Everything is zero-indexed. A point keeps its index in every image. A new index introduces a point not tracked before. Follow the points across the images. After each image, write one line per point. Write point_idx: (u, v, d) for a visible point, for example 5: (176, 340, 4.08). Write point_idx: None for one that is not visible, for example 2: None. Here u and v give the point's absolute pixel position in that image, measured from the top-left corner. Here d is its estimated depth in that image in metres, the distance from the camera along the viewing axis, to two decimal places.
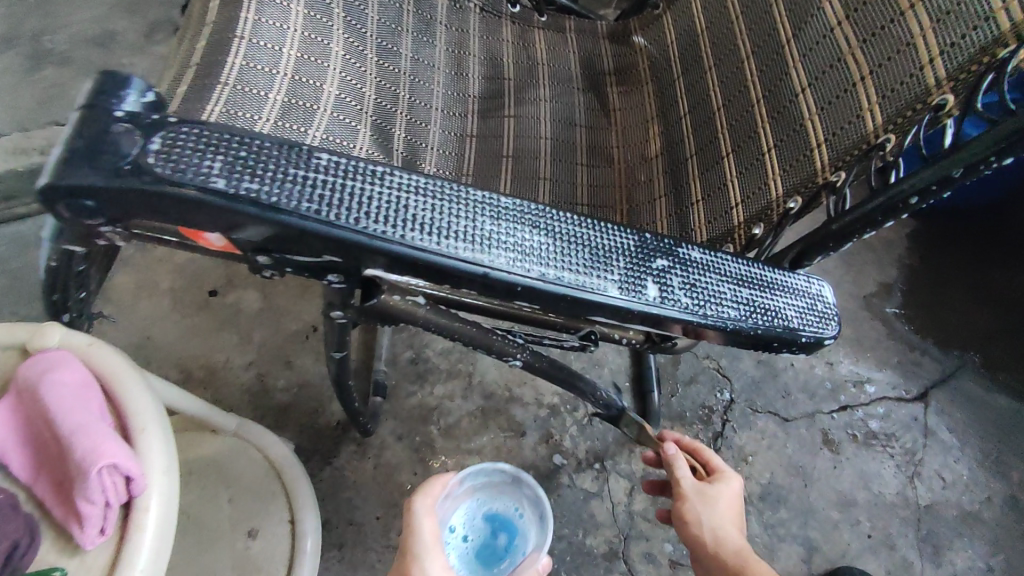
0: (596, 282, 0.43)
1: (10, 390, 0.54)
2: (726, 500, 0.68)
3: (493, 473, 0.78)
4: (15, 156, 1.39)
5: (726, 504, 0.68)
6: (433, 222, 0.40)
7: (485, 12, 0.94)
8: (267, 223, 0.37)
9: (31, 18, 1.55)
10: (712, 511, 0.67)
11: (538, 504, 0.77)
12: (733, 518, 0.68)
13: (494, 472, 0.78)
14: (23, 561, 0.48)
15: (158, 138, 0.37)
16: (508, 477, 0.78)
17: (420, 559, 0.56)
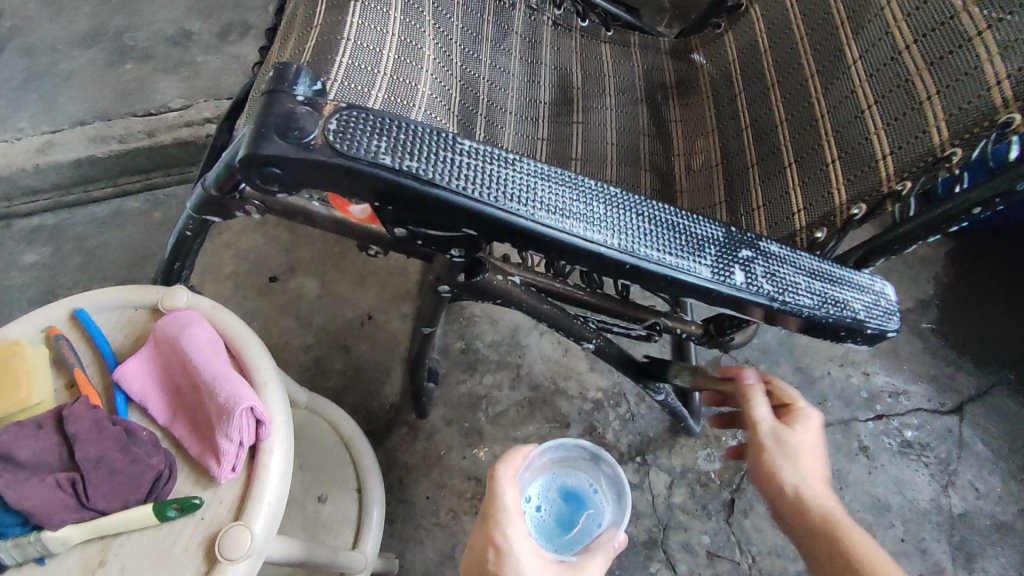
0: (692, 265, 0.49)
1: (149, 342, 0.61)
2: (808, 440, 0.65)
3: (575, 449, 0.84)
4: (97, 143, 1.49)
5: (810, 444, 0.65)
6: (557, 205, 0.46)
7: (557, 26, 1.00)
8: (423, 196, 0.43)
9: (116, 16, 1.68)
10: (792, 459, 0.64)
11: (615, 482, 0.82)
12: (814, 464, 0.64)
13: (573, 448, 0.84)
14: (163, 491, 0.55)
15: (334, 118, 0.43)
16: (587, 453, 0.84)
17: (502, 528, 0.58)
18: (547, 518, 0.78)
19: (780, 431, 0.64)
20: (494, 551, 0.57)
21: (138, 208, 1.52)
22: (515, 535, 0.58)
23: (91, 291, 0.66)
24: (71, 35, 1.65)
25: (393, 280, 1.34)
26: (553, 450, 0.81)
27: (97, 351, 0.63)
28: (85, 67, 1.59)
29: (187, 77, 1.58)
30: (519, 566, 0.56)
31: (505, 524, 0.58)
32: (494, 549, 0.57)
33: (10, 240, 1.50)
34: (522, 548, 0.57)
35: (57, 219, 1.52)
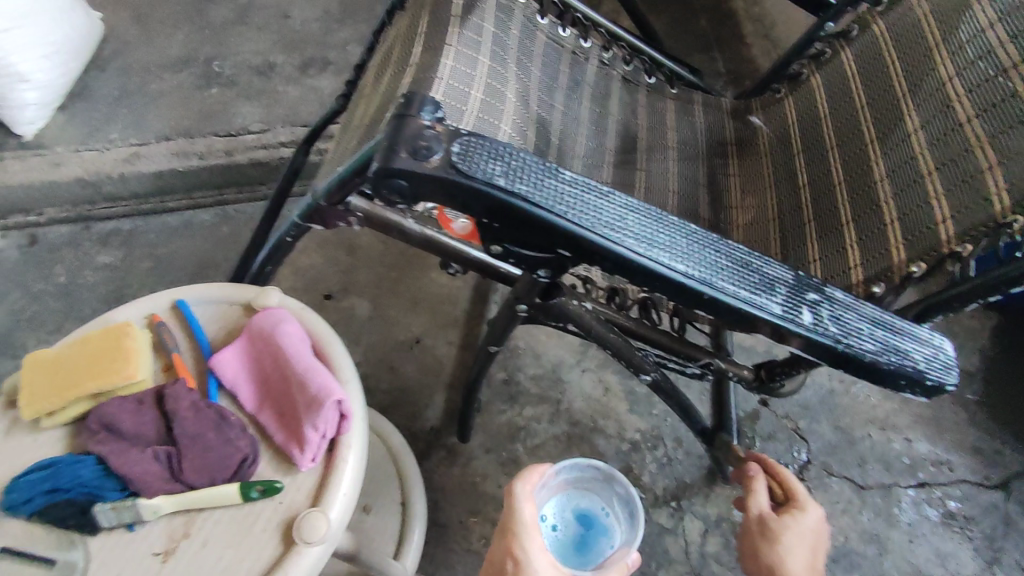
0: (763, 302, 0.53)
1: (243, 335, 0.66)
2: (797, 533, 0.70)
3: (589, 469, 0.83)
4: (179, 158, 1.60)
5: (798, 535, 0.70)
6: (645, 235, 0.51)
7: (627, 81, 1.07)
8: (529, 217, 0.48)
9: (207, 46, 1.83)
10: (773, 541, 0.70)
11: (628, 504, 0.81)
12: (803, 557, 0.69)
13: (586, 469, 0.83)
14: (248, 473, 0.59)
15: (456, 142, 0.48)
16: (600, 475, 0.83)
17: (521, 542, 0.63)
18: (563, 538, 0.78)
19: (767, 519, 0.71)
20: (513, 563, 0.62)
21: (208, 221, 1.62)
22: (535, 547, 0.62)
23: (190, 285, 0.72)
24: (165, 60, 1.80)
25: (441, 307, 1.38)
26: (566, 471, 0.81)
27: (193, 340, 0.68)
28: (174, 90, 1.73)
29: (267, 104, 1.70)
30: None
31: (525, 537, 0.63)
32: (513, 560, 0.62)
33: (87, 241, 1.59)
34: (539, 561, 0.62)
35: (131, 225, 1.62)
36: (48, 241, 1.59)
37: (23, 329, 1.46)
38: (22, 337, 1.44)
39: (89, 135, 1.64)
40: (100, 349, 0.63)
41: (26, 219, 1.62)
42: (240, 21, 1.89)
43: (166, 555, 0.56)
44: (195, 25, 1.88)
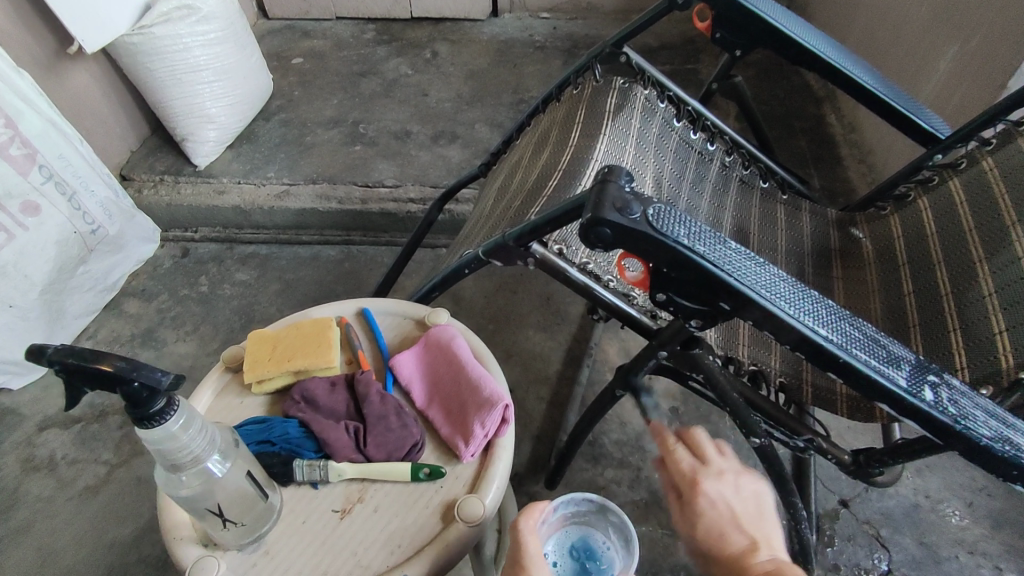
0: (891, 374, 0.61)
1: (419, 342, 0.79)
2: (717, 493, 0.75)
3: (580, 503, 0.97)
4: (321, 200, 1.81)
5: (720, 502, 0.75)
6: (793, 301, 0.62)
7: (744, 182, 1.20)
8: (703, 272, 0.60)
9: (356, 111, 2.11)
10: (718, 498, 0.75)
11: (621, 532, 0.95)
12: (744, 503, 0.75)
13: (581, 504, 0.97)
14: (415, 457, 0.69)
15: (651, 208, 0.61)
16: (593, 508, 0.97)
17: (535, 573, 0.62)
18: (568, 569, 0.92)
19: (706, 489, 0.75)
20: None
21: (333, 257, 1.81)
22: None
23: (374, 298, 0.86)
24: (320, 118, 2.09)
25: (535, 362, 1.47)
26: (562, 509, 0.95)
27: (374, 341, 0.81)
28: (325, 143, 2.00)
29: (400, 163, 1.92)
30: None
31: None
32: None
33: (229, 260, 1.82)
34: None
35: (268, 251, 1.84)
36: (198, 255, 1.84)
37: (164, 326, 1.66)
38: (162, 333, 1.65)
39: (251, 171, 1.91)
40: (308, 336, 0.77)
41: (184, 234, 1.89)
42: (387, 94, 2.18)
43: (343, 513, 0.66)
44: (348, 93, 2.19)
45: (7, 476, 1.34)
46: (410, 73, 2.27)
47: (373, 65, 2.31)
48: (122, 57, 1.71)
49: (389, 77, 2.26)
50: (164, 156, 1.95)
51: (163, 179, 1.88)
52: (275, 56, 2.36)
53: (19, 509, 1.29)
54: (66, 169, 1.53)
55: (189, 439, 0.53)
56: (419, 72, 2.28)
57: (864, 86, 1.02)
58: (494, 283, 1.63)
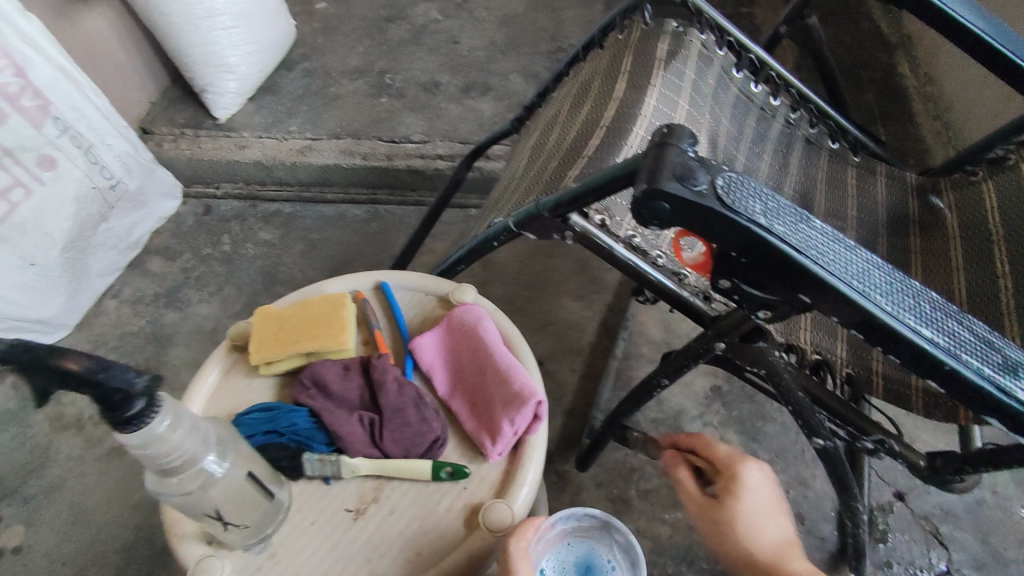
0: (1009, 384, 0.51)
1: (442, 323, 0.70)
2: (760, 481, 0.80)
3: (583, 516, 0.72)
4: (346, 156, 1.72)
5: (760, 492, 0.80)
6: (890, 294, 0.51)
7: (810, 142, 1.06)
8: (782, 257, 0.50)
9: (381, 60, 1.99)
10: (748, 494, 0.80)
11: (631, 552, 0.71)
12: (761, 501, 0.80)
13: (583, 517, 0.72)
14: (436, 454, 0.62)
15: (721, 177, 0.51)
16: (597, 523, 0.72)
17: None
18: None
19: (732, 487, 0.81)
20: None
21: (358, 217, 1.74)
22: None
23: (393, 271, 0.78)
24: (345, 68, 1.97)
25: (568, 332, 1.38)
26: (561, 522, 0.71)
27: (392, 320, 0.73)
28: (349, 94, 1.89)
29: (428, 117, 1.81)
30: None
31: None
32: None
33: (252, 218, 1.76)
34: None
35: (292, 210, 1.78)
36: (220, 213, 1.79)
37: (188, 286, 1.63)
38: (186, 293, 1.61)
39: (272, 125, 1.82)
40: (319, 313, 0.69)
41: (205, 191, 1.83)
42: (414, 42, 2.04)
43: (357, 513, 0.60)
44: (374, 41, 2.06)
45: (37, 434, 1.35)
46: (439, 18, 2.13)
47: (400, 10, 2.17)
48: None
49: (417, 23, 2.11)
50: (185, 108, 1.88)
51: (183, 132, 1.81)
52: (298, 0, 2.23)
53: (49, 468, 1.29)
54: (82, 121, 1.47)
55: (181, 440, 0.47)
56: (449, 18, 2.13)
57: (966, 29, 0.85)
58: (526, 247, 1.53)
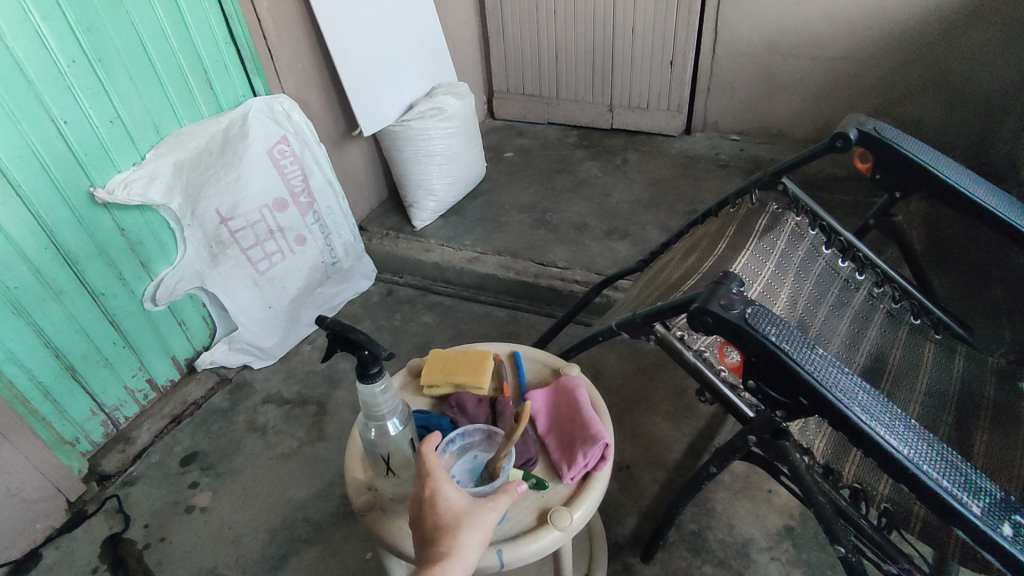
0: (965, 500, 0.68)
1: (550, 385, 0.99)
2: None
3: (471, 434, 0.86)
4: (503, 269, 2.14)
5: None
6: (871, 413, 0.72)
7: (891, 316, 1.24)
8: (788, 369, 0.72)
9: (546, 201, 2.47)
10: None
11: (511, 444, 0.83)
12: None
13: (471, 434, 0.86)
14: (529, 468, 0.88)
15: (750, 308, 0.76)
16: (482, 435, 0.86)
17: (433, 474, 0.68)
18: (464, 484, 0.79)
19: None
20: (429, 490, 0.67)
21: (501, 318, 2.12)
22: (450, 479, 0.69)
23: (524, 347, 1.09)
24: (516, 203, 2.47)
25: (657, 446, 1.56)
26: (457, 438, 0.85)
27: (516, 377, 1.03)
28: (515, 223, 2.36)
29: (573, 249, 2.20)
30: (452, 499, 0.67)
31: (439, 478, 0.67)
32: (428, 489, 0.67)
33: (420, 304, 2.22)
34: (448, 489, 0.67)
35: (451, 304, 2.21)
36: (399, 296, 2.28)
37: None
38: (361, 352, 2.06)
39: (453, 237, 2.33)
40: (471, 360, 1.01)
41: (392, 278, 2.35)
42: (575, 191, 2.51)
43: None
44: (543, 186, 2.56)
45: (236, 430, 1.80)
46: (598, 174, 2.60)
47: (569, 165, 2.68)
48: (387, 140, 2.27)
49: (580, 176, 2.60)
50: (393, 216, 2.47)
51: (389, 233, 2.38)
52: (492, 149, 2.86)
53: (237, 456, 1.72)
54: (330, 216, 2.05)
55: (383, 399, 0.78)
56: (607, 175, 2.59)
57: None
58: (634, 366, 1.77)
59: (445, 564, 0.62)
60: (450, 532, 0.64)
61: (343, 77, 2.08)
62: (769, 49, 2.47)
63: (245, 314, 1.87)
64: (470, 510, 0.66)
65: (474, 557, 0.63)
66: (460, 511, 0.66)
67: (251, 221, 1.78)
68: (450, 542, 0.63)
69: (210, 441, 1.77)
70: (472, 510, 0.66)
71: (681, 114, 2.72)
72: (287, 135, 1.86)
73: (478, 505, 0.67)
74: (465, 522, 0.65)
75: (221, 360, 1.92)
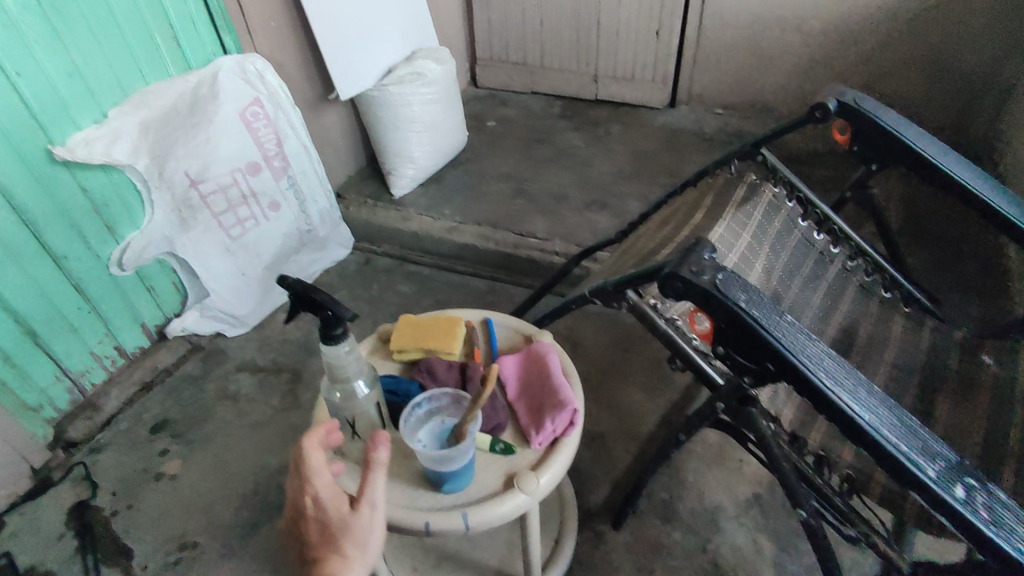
0: (923, 465, 0.69)
1: (522, 351, 0.98)
2: None
3: (439, 398, 0.84)
4: (482, 239, 2.12)
5: None
6: (837, 380, 0.72)
7: (863, 288, 1.25)
8: (756, 335, 0.72)
9: (527, 171, 2.44)
10: None
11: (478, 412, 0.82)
12: None
13: (438, 399, 0.84)
14: (497, 434, 0.87)
15: (721, 273, 0.75)
16: (449, 399, 0.84)
17: (310, 484, 0.68)
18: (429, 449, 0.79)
19: None
20: (307, 500, 0.68)
21: (479, 289, 2.10)
22: (322, 491, 0.68)
23: (496, 314, 1.08)
24: (497, 172, 2.44)
25: (631, 416, 1.57)
26: (424, 402, 0.83)
27: (488, 344, 1.02)
28: (495, 193, 2.33)
29: (553, 220, 2.18)
30: (330, 508, 0.67)
31: (314, 487, 0.68)
32: (307, 499, 0.68)
33: (398, 273, 2.20)
34: (323, 499, 0.67)
35: (430, 273, 2.19)
36: (377, 265, 2.24)
37: None
38: None
39: (432, 206, 2.29)
40: (442, 325, 1.00)
41: (369, 247, 2.31)
42: (556, 162, 2.48)
43: None
44: (524, 156, 2.53)
45: (208, 398, 1.77)
46: (580, 146, 2.56)
47: (551, 135, 2.64)
48: (365, 105, 2.21)
49: (562, 146, 2.57)
50: (371, 183, 2.42)
51: (366, 200, 2.33)
52: (473, 118, 2.80)
53: (209, 424, 1.70)
54: (305, 181, 2.00)
55: (348, 361, 0.77)
56: (589, 146, 2.56)
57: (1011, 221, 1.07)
58: (611, 338, 1.77)
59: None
60: (334, 552, 0.66)
61: (318, 38, 2.01)
62: (755, 21, 2.43)
63: (217, 281, 1.83)
64: (348, 522, 0.67)
65: (361, 573, 0.66)
66: (336, 522, 0.67)
67: (222, 185, 1.73)
68: (332, 567, 0.65)
69: (181, 408, 1.75)
70: (348, 521, 0.67)
71: (666, 86, 2.68)
72: (260, 96, 1.79)
73: (352, 520, 0.67)
74: (342, 536, 0.67)
75: (193, 328, 1.87)
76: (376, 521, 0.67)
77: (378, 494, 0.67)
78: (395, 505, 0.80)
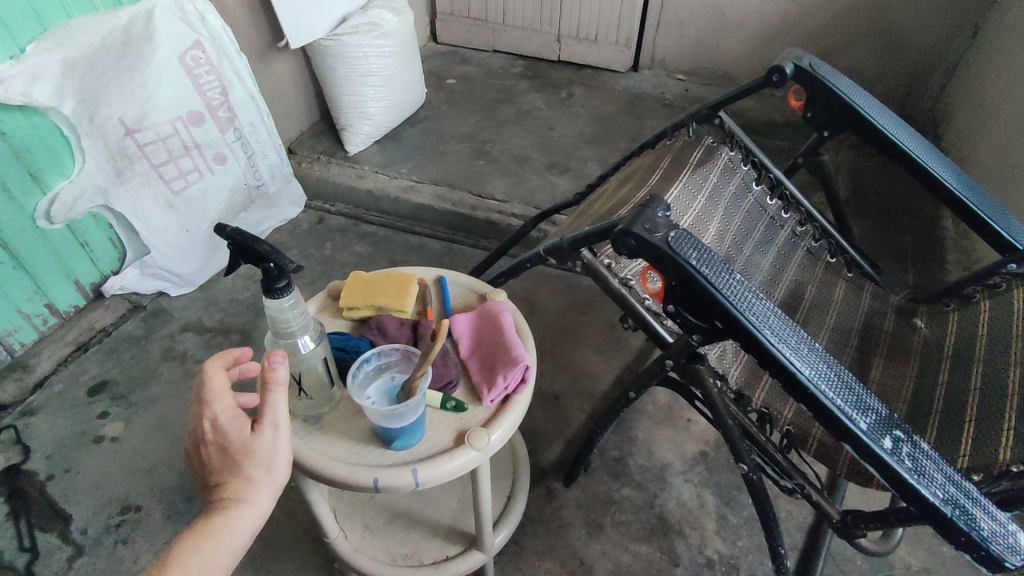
0: (856, 418, 0.72)
1: (476, 310, 0.97)
2: None
3: (388, 354, 0.83)
4: (439, 199, 2.08)
5: None
6: (780, 336, 0.74)
7: (810, 253, 1.28)
8: (705, 292, 0.73)
9: (486, 132, 2.38)
10: None
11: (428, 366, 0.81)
12: None
13: (387, 355, 0.83)
14: (449, 391, 0.86)
15: (673, 231, 0.75)
16: (398, 355, 0.83)
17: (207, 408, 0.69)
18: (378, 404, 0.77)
19: None
20: (207, 425, 0.69)
21: (436, 250, 2.07)
22: (222, 416, 0.68)
23: (451, 272, 1.06)
24: (456, 132, 2.38)
25: (585, 377, 1.59)
26: (372, 358, 0.82)
27: (441, 302, 1.00)
28: (454, 153, 2.28)
29: (512, 182, 2.15)
30: (228, 430, 0.68)
31: (212, 409, 0.68)
32: (207, 423, 0.69)
33: (352, 233, 2.14)
34: (222, 423, 0.68)
35: (385, 234, 2.14)
36: (330, 224, 2.17)
37: None
38: None
39: (388, 165, 2.22)
40: (393, 283, 0.97)
41: (323, 206, 2.24)
42: (517, 123, 2.43)
43: None
44: (485, 116, 2.47)
45: (150, 359, 1.70)
46: (542, 107, 2.52)
47: (512, 96, 2.59)
48: (316, 54, 2.10)
49: (523, 108, 2.52)
50: (325, 140, 2.32)
51: (319, 157, 2.24)
52: (433, 75, 2.71)
53: (152, 385, 1.64)
54: (253, 134, 1.90)
55: (292, 314, 0.74)
56: (551, 108, 2.52)
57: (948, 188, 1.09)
58: (568, 301, 1.78)
59: (225, 504, 0.66)
60: (237, 474, 0.68)
61: None
62: None
63: (158, 237, 1.73)
64: (247, 443, 0.68)
65: (265, 490, 0.68)
66: (235, 443, 0.68)
67: (161, 134, 1.63)
68: (236, 489, 0.67)
69: (121, 369, 1.67)
70: (245, 443, 0.67)
71: (629, 49, 2.65)
72: (201, 40, 1.67)
73: (252, 442, 0.67)
74: (242, 456, 0.67)
75: (133, 286, 1.79)
76: (279, 443, 0.69)
77: (279, 414, 0.68)
78: (342, 463, 0.79)
